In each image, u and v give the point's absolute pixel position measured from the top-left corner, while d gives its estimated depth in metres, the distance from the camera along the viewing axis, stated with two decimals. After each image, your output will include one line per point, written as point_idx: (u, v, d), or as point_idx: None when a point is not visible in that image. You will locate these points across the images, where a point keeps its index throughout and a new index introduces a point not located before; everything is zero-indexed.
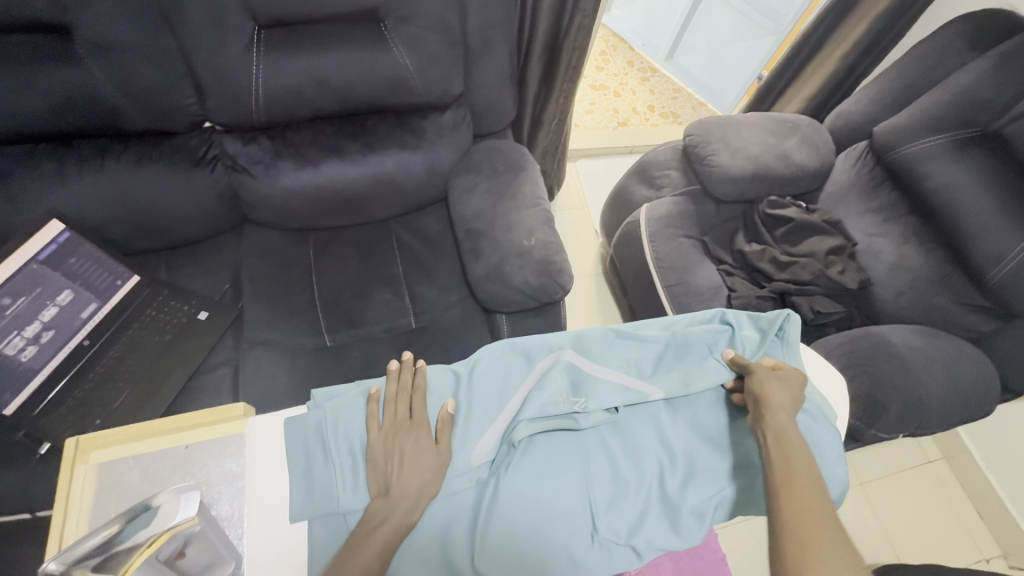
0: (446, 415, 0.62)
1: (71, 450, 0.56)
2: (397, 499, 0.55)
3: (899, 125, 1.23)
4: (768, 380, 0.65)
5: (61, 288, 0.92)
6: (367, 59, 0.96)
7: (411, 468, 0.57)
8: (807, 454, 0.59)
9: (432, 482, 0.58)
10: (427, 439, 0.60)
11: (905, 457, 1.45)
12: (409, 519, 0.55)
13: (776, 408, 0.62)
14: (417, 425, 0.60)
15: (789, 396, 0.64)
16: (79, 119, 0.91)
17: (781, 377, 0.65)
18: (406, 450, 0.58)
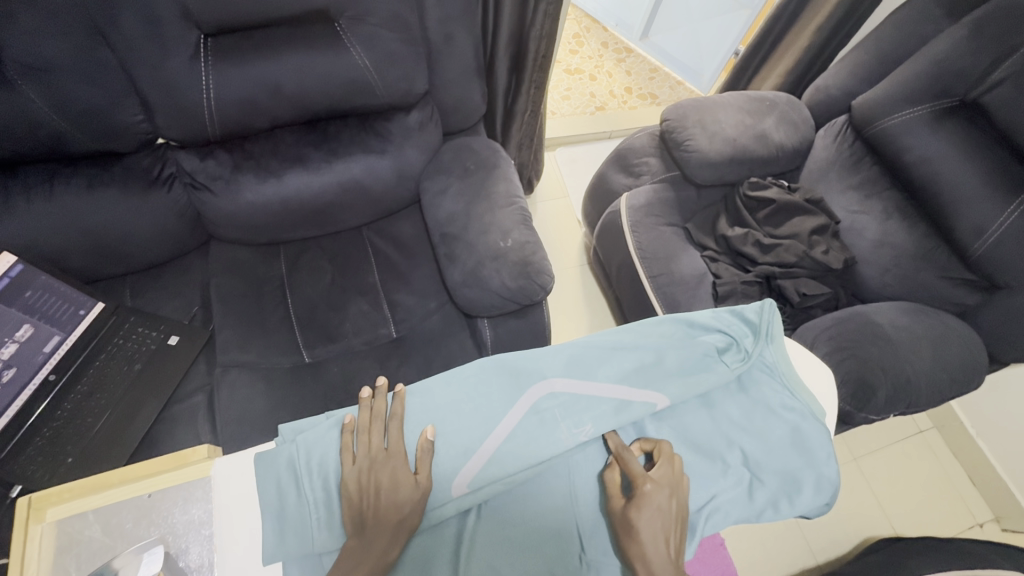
0: (425, 443, 0.58)
1: (23, 511, 0.52)
2: (373, 537, 0.53)
3: (877, 98, 1.20)
4: (640, 500, 0.55)
5: (19, 323, 0.87)
6: (322, 63, 0.92)
7: (387, 502, 0.54)
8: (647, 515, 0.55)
9: (411, 515, 0.55)
10: (404, 470, 0.57)
11: (898, 429, 1.46)
12: (388, 556, 0.53)
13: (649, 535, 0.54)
14: (393, 457, 0.58)
15: (666, 514, 0.55)
16: (19, 144, 0.85)
17: (658, 487, 0.56)
18: (382, 484, 0.55)
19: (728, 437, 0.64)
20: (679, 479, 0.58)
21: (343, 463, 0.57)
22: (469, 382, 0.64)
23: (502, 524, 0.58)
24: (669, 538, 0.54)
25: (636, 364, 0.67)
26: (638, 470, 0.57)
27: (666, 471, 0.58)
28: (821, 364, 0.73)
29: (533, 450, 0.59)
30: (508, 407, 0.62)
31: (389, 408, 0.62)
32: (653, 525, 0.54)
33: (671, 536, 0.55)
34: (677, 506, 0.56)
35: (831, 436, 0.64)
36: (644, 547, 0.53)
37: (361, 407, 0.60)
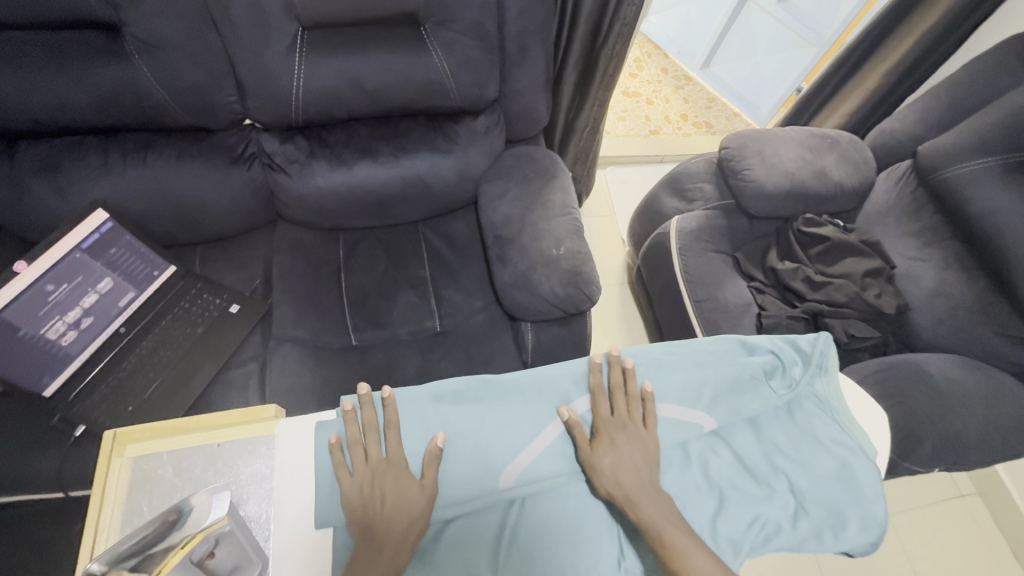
0: (434, 450, 0.58)
1: (109, 442, 0.57)
2: (382, 541, 0.53)
3: (946, 147, 1.18)
4: (603, 440, 0.61)
5: (102, 276, 0.95)
6: (404, 63, 0.97)
7: (396, 508, 0.55)
8: (623, 458, 0.60)
9: (420, 518, 0.56)
10: (408, 476, 0.57)
11: (937, 490, 1.40)
12: (398, 559, 0.53)
13: (621, 468, 0.59)
14: (395, 465, 0.58)
15: (630, 448, 0.61)
16: (125, 113, 0.94)
17: (615, 425, 0.62)
18: (387, 491, 0.56)
19: (773, 464, 0.64)
20: (637, 411, 0.64)
21: (340, 475, 0.56)
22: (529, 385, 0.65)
23: (547, 517, 0.59)
24: (636, 467, 0.60)
25: (655, 380, 0.67)
26: (598, 412, 0.63)
27: (626, 406, 0.64)
28: (873, 405, 0.72)
29: (580, 449, 0.62)
30: (560, 409, 0.64)
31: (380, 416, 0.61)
32: (616, 457, 0.60)
33: (640, 463, 0.60)
34: (638, 434, 0.63)
35: (882, 476, 0.63)
36: (613, 475, 0.59)
37: (351, 420, 0.58)
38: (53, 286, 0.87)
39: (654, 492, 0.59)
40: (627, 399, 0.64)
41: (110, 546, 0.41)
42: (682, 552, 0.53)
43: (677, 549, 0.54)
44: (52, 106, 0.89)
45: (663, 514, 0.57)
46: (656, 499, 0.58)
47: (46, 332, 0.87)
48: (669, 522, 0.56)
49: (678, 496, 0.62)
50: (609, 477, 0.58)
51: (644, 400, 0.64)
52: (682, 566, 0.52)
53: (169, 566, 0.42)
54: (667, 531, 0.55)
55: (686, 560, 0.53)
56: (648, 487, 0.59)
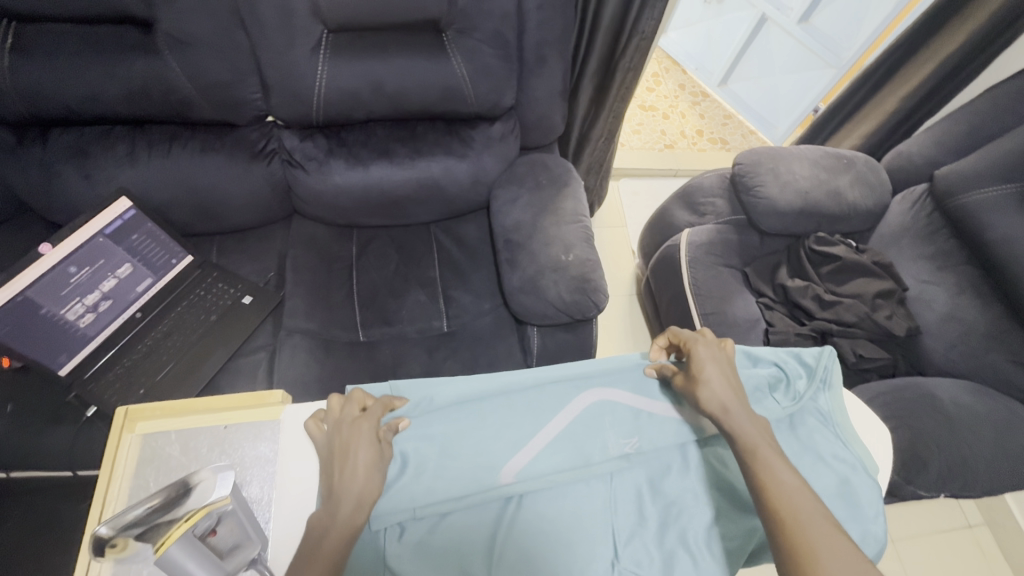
0: (392, 426, 0.61)
1: (121, 419, 0.59)
2: (339, 504, 0.53)
3: (963, 171, 1.18)
4: (698, 365, 0.66)
5: (122, 261, 0.97)
6: (424, 68, 0.99)
7: (356, 465, 0.55)
8: (717, 373, 0.65)
9: (373, 482, 0.56)
10: (371, 436, 0.58)
11: (944, 519, 1.37)
12: (354, 522, 0.53)
13: (715, 382, 0.64)
14: (364, 421, 0.59)
15: (723, 373, 0.66)
16: (154, 105, 0.97)
17: (709, 354, 0.68)
18: (350, 446, 0.56)
19: None
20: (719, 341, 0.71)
21: (311, 432, 0.59)
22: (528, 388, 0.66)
23: (541, 518, 0.58)
24: (730, 381, 0.65)
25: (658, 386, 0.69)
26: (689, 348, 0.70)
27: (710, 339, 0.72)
28: (879, 424, 0.71)
29: (577, 452, 0.62)
30: (561, 407, 0.66)
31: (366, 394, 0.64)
32: (712, 371, 0.66)
33: (734, 385, 0.64)
34: (729, 363, 0.68)
35: (882, 495, 0.62)
36: (711, 388, 0.64)
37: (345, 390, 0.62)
38: (75, 269, 0.91)
39: (748, 412, 0.62)
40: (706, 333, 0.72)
41: (116, 514, 0.42)
42: (773, 465, 0.57)
43: (767, 463, 0.57)
44: (84, 97, 0.93)
45: (756, 430, 0.60)
46: (752, 417, 0.62)
47: (66, 313, 0.90)
48: (760, 436, 0.60)
49: (676, 503, 0.60)
50: (708, 388, 0.63)
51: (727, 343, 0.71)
52: (772, 475, 0.56)
53: (171, 538, 0.42)
54: (760, 445, 0.59)
55: (775, 473, 0.56)
56: (743, 408, 0.62)
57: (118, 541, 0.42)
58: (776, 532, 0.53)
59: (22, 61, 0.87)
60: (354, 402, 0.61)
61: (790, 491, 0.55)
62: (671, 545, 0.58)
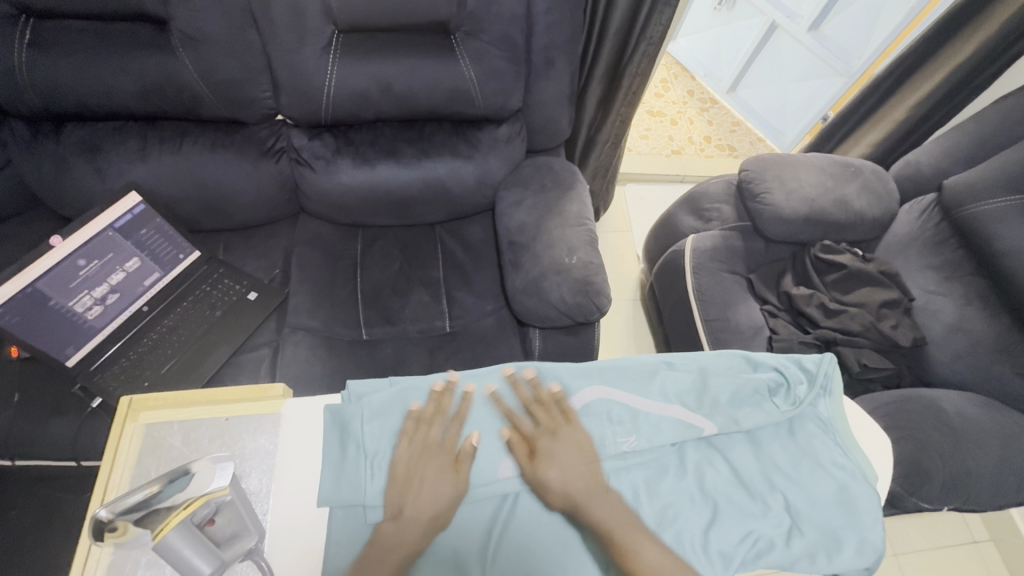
0: (468, 448, 0.60)
1: (125, 408, 0.60)
2: (406, 525, 0.55)
3: (970, 182, 1.17)
4: (542, 454, 0.60)
5: (131, 256, 0.99)
6: (432, 69, 1.00)
7: (426, 495, 0.57)
8: (565, 470, 0.59)
9: (446, 510, 0.57)
10: (450, 468, 0.59)
11: (948, 533, 1.35)
12: (417, 548, 0.54)
13: (564, 476, 0.59)
14: (442, 451, 0.60)
15: (569, 451, 0.61)
16: (166, 101, 0.98)
17: (548, 434, 0.61)
18: (426, 476, 0.58)
19: (771, 481, 0.62)
20: (557, 415, 0.63)
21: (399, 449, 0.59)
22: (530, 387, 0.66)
23: (537, 515, 0.59)
24: (577, 471, 0.60)
25: (656, 386, 0.68)
26: (524, 429, 0.62)
27: (545, 414, 0.63)
28: (880, 431, 0.70)
29: (575, 448, 0.63)
30: (559, 405, 0.65)
31: (456, 405, 0.64)
32: (557, 466, 0.59)
33: (582, 470, 0.60)
34: (575, 443, 0.62)
35: (881, 503, 0.61)
36: (557, 487, 0.58)
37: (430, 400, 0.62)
38: (84, 261, 0.92)
39: (603, 495, 0.59)
40: (541, 403, 0.64)
41: (116, 498, 0.44)
42: (636, 552, 0.54)
43: (630, 547, 0.55)
44: (98, 92, 0.94)
45: (614, 515, 0.57)
46: (610, 501, 0.58)
47: (74, 305, 0.91)
48: (624, 525, 0.56)
49: (672, 507, 0.60)
50: (561, 490, 0.58)
51: (563, 403, 0.64)
52: (637, 563, 0.54)
53: (169, 525, 0.43)
54: (619, 531, 0.56)
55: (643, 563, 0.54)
56: (597, 492, 0.59)
57: (118, 525, 0.44)
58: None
59: (38, 55, 0.89)
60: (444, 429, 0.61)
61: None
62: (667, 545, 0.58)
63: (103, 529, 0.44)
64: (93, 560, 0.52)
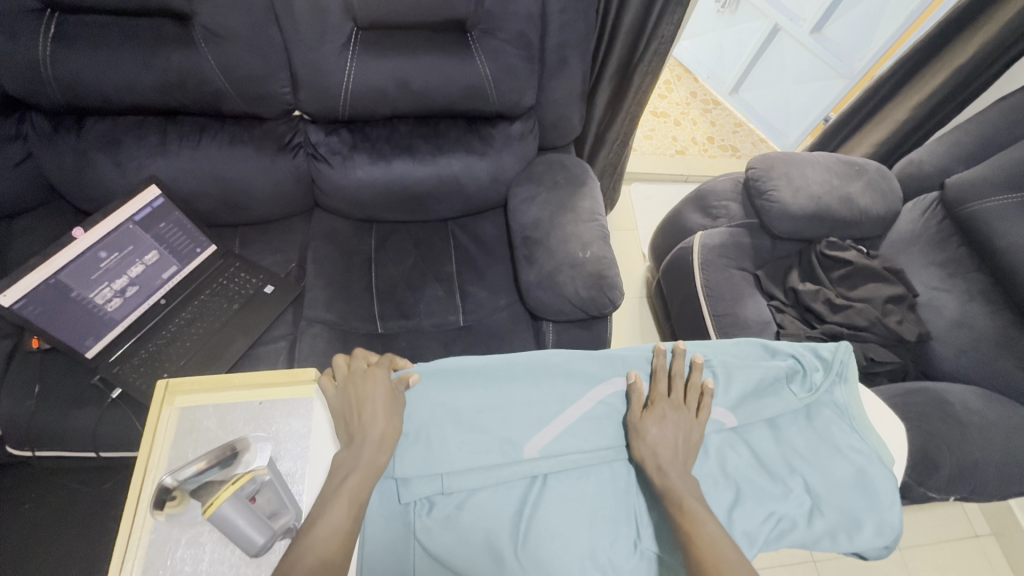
0: (403, 380, 0.64)
1: (162, 391, 0.61)
2: (359, 447, 0.57)
3: (973, 180, 1.20)
4: (654, 411, 0.63)
5: (149, 248, 1.00)
6: (449, 66, 1.02)
7: (368, 410, 0.59)
8: (667, 440, 0.61)
9: (380, 421, 0.58)
10: (381, 380, 0.62)
11: (951, 527, 1.38)
12: (376, 463, 0.56)
13: (662, 443, 0.60)
14: (371, 370, 0.63)
15: (679, 428, 0.62)
16: (187, 96, 1.00)
17: (671, 403, 0.64)
18: (362, 392, 0.60)
19: (791, 463, 0.64)
20: (690, 401, 0.65)
21: (323, 387, 0.62)
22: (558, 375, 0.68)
23: (566, 496, 0.60)
24: (676, 445, 0.61)
25: None
26: (656, 388, 0.66)
27: (684, 393, 0.66)
28: (894, 417, 0.72)
29: (599, 434, 0.65)
30: (584, 393, 0.67)
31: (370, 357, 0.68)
32: (660, 431, 0.62)
33: (681, 442, 0.61)
34: (686, 426, 0.63)
35: (899, 484, 0.63)
36: (651, 447, 0.60)
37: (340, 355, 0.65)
38: (105, 254, 0.93)
39: (683, 468, 0.59)
40: (686, 385, 0.66)
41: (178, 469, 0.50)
42: (698, 517, 0.54)
43: (694, 514, 0.54)
44: (119, 87, 0.96)
45: (687, 487, 0.58)
46: (686, 474, 0.59)
47: (95, 297, 0.92)
48: (691, 493, 0.57)
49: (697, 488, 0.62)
50: (653, 453, 0.60)
51: (706, 398, 0.66)
52: (696, 528, 0.53)
53: (219, 499, 0.46)
54: (687, 499, 0.56)
55: (702, 524, 0.54)
56: (682, 463, 0.60)
57: (177, 494, 0.50)
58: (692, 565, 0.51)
59: (62, 49, 0.90)
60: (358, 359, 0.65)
61: (711, 543, 0.52)
62: None
63: (164, 499, 0.49)
64: (135, 536, 0.53)
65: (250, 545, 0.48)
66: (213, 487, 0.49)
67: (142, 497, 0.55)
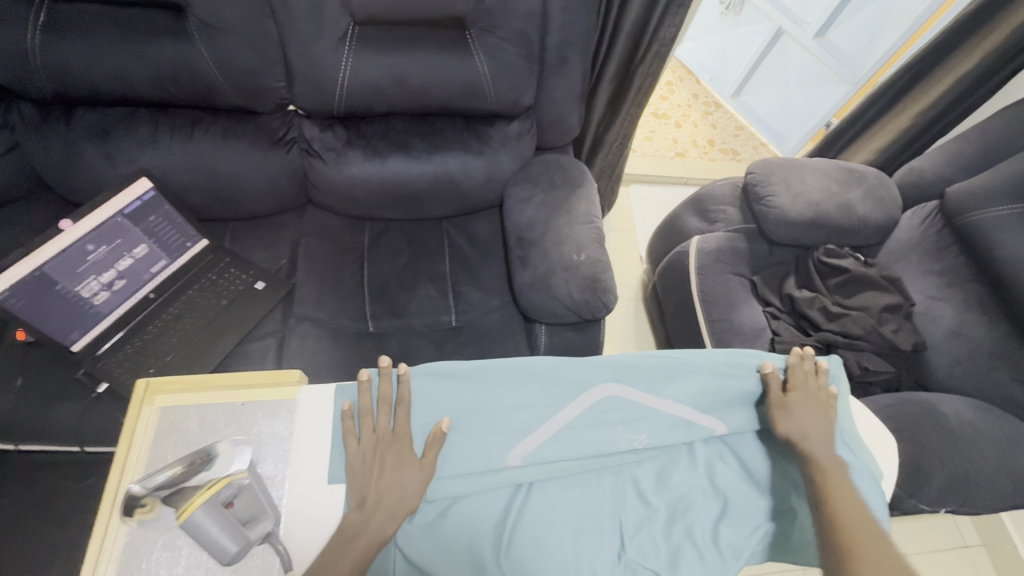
0: (438, 433, 0.59)
1: (141, 391, 0.60)
2: (371, 514, 0.55)
3: (973, 190, 1.19)
4: (796, 397, 0.65)
5: (138, 242, 0.98)
6: (446, 64, 1.01)
7: (389, 481, 0.57)
8: (813, 420, 0.63)
9: (412, 497, 0.57)
10: (410, 455, 0.59)
11: (941, 538, 1.37)
12: (384, 534, 0.55)
13: (804, 423, 0.63)
14: (399, 440, 0.59)
15: (817, 415, 0.64)
16: (180, 89, 0.98)
17: (810, 392, 0.65)
18: (387, 464, 0.58)
19: (779, 477, 0.63)
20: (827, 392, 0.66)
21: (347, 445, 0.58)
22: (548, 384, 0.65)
23: (550, 504, 0.60)
24: (822, 428, 0.63)
25: (674, 383, 0.67)
26: (793, 378, 0.67)
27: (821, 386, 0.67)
28: (885, 429, 0.71)
29: (588, 443, 0.62)
30: (569, 401, 0.64)
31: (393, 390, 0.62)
32: (805, 412, 0.63)
33: (824, 427, 0.63)
34: (827, 414, 0.64)
35: (889, 499, 0.62)
36: (799, 424, 0.63)
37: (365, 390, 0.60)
38: (93, 247, 0.92)
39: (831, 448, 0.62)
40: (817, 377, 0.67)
41: (148, 474, 0.48)
42: (844, 492, 0.57)
43: (840, 490, 0.57)
44: (111, 78, 0.94)
45: (834, 464, 0.60)
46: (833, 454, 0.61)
47: (81, 290, 0.91)
48: (838, 469, 0.59)
49: (683, 499, 0.61)
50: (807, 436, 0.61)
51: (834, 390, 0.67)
52: (843, 501, 0.56)
53: (194, 504, 0.45)
54: (833, 477, 0.59)
55: (844, 498, 0.56)
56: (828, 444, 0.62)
57: (147, 501, 0.48)
58: (838, 557, 0.53)
59: (53, 38, 0.89)
60: (383, 417, 0.60)
61: (857, 512, 0.56)
62: (678, 539, 0.58)
63: (134, 505, 0.47)
64: (109, 540, 0.52)
65: (221, 552, 0.48)
66: (186, 494, 0.47)
67: (117, 499, 0.54)
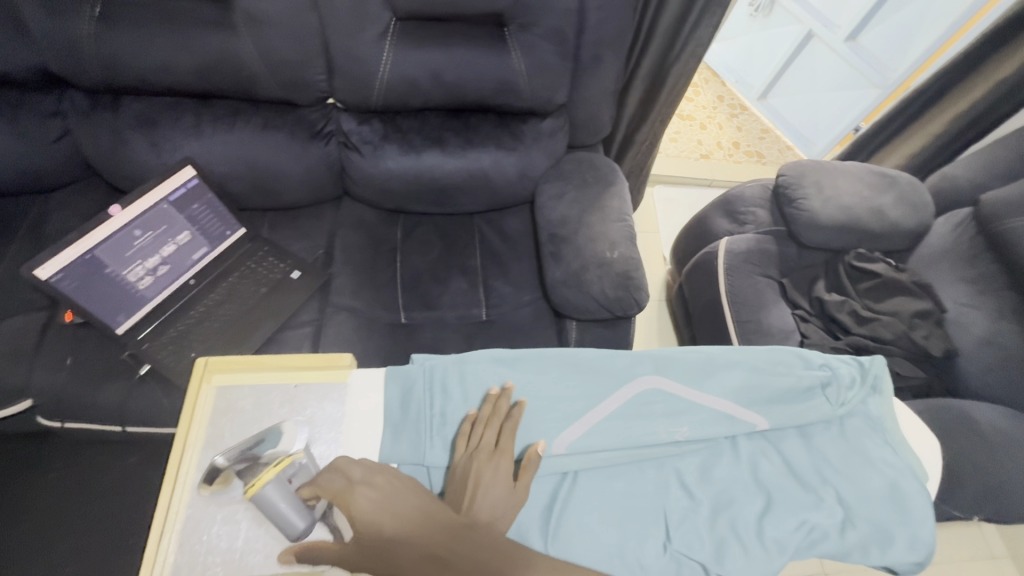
0: (534, 455, 0.58)
1: (200, 368, 0.62)
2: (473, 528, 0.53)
3: (1010, 197, 1.17)
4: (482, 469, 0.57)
5: (182, 229, 1.01)
6: (484, 60, 1.02)
7: (484, 502, 0.54)
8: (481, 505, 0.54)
9: (504, 519, 0.55)
10: (505, 474, 0.56)
11: (966, 547, 1.36)
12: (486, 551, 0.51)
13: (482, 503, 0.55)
14: (499, 455, 0.57)
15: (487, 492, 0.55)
16: (223, 80, 1.01)
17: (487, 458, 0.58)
18: (482, 479, 0.56)
19: (821, 475, 0.63)
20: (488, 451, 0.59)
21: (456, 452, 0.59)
22: (591, 376, 0.66)
23: (595, 494, 0.60)
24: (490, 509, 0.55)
25: (714, 378, 0.67)
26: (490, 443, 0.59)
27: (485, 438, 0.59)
28: (927, 431, 0.71)
29: (632, 435, 0.62)
30: (612, 391, 0.65)
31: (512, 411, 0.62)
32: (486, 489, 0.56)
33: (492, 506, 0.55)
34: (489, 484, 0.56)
35: (931, 501, 0.63)
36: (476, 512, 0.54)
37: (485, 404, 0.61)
38: (140, 232, 0.94)
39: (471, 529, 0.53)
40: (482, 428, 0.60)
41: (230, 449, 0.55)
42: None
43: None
44: (158, 68, 0.97)
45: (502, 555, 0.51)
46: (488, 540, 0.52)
47: (127, 274, 0.94)
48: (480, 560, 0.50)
49: (726, 493, 0.61)
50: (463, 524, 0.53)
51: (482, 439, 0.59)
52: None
53: (263, 480, 0.50)
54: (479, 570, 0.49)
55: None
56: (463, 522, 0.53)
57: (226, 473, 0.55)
58: None
59: (105, 29, 0.91)
60: (493, 433, 0.59)
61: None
62: (723, 531, 0.58)
63: (215, 474, 0.54)
64: (173, 509, 0.54)
65: (290, 528, 0.52)
66: (257, 469, 0.53)
67: (183, 467, 0.56)
